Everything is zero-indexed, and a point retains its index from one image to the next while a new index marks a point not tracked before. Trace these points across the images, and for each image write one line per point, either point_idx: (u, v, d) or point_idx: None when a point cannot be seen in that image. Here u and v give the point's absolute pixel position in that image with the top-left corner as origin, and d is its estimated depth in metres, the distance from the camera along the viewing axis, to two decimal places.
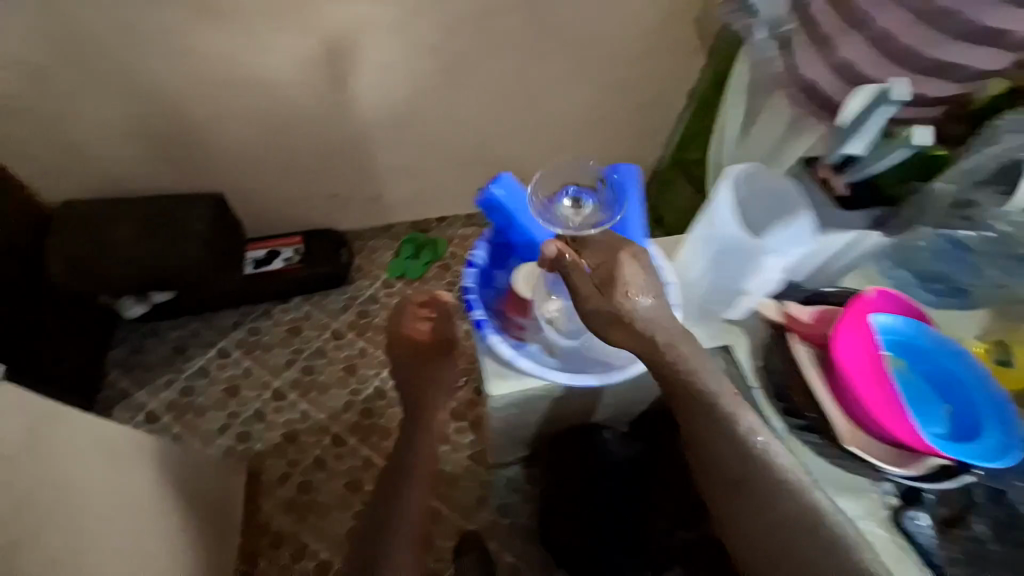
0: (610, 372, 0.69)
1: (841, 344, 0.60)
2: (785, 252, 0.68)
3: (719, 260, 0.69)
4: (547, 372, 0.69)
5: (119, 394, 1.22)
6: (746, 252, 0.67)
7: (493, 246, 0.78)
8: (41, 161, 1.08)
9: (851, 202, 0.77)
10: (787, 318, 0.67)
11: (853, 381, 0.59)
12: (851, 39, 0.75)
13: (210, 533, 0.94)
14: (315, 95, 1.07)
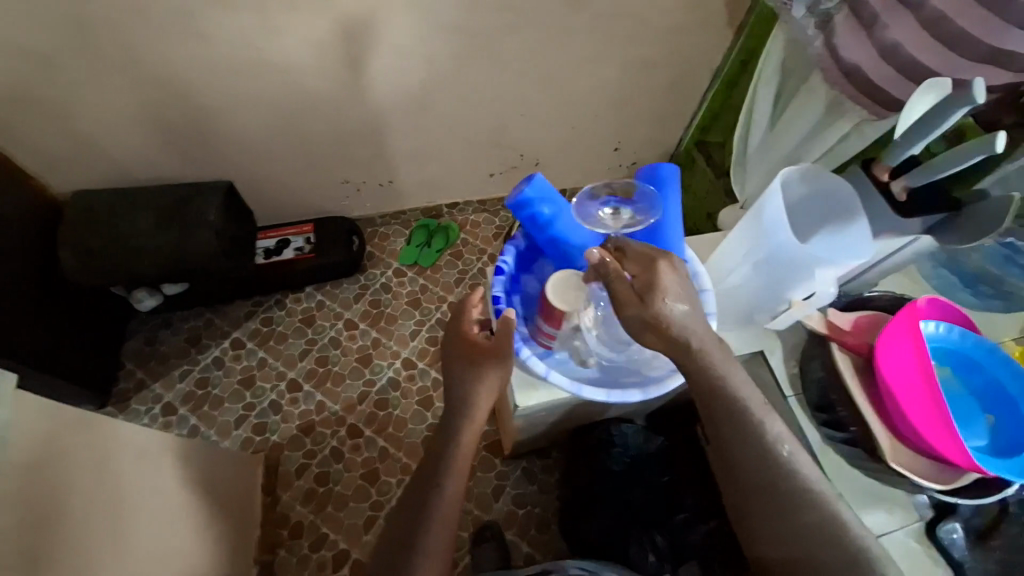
0: (649, 389, 0.66)
1: (884, 357, 0.61)
2: (836, 261, 0.67)
3: (762, 263, 0.72)
4: (581, 388, 0.66)
5: (136, 386, 1.23)
6: (787, 258, 0.68)
7: (522, 250, 0.75)
8: (44, 151, 1.04)
9: (911, 208, 0.63)
10: (830, 327, 0.67)
11: (895, 392, 0.60)
12: (903, 19, 0.68)
13: (227, 526, 0.95)
14: (329, 80, 1.02)
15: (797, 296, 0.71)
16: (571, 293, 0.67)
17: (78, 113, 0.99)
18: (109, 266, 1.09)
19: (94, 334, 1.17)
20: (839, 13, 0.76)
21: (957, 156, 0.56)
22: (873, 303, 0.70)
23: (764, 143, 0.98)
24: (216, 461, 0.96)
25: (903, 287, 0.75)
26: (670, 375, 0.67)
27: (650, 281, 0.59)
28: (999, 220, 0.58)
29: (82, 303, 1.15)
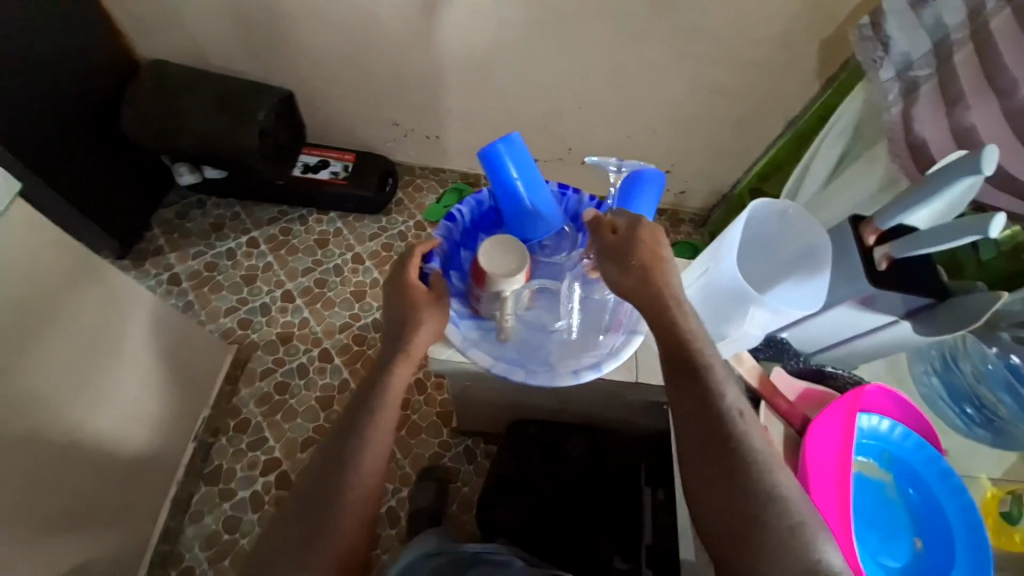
0: (533, 376, 0.60)
1: (814, 432, 0.53)
2: (784, 310, 0.56)
3: (708, 297, 0.60)
4: (469, 348, 0.62)
5: (154, 250, 1.32)
6: (732, 293, 0.57)
7: (485, 210, 0.72)
8: (141, 15, 1.13)
9: (887, 279, 0.52)
10: (764, 387, 0.58)
11: (807, 471, 0.51)
12: (987, 105, 0.62)
13: (177, 394, 1.00)
14: (402, 18, 1.04)
15: (731, 335, 0.60)
16: (502, 257, 0.59)
17: None
18: (160, 133, 1.16)
19: (135, 191, 1.27)
20: (926, 84, 0.69)
21: (947, 230, 0.46)
22: (832, 381, 0.60)
23: (815, 201, 0.92)
24: (188, 334, 1.02)
25: (885, 381, 0.66)
26: (566, 375, 0.60)
27: (626, 245, 0.55)
28: (978, 316, 0.51)
29: (133, 160, 1.25)
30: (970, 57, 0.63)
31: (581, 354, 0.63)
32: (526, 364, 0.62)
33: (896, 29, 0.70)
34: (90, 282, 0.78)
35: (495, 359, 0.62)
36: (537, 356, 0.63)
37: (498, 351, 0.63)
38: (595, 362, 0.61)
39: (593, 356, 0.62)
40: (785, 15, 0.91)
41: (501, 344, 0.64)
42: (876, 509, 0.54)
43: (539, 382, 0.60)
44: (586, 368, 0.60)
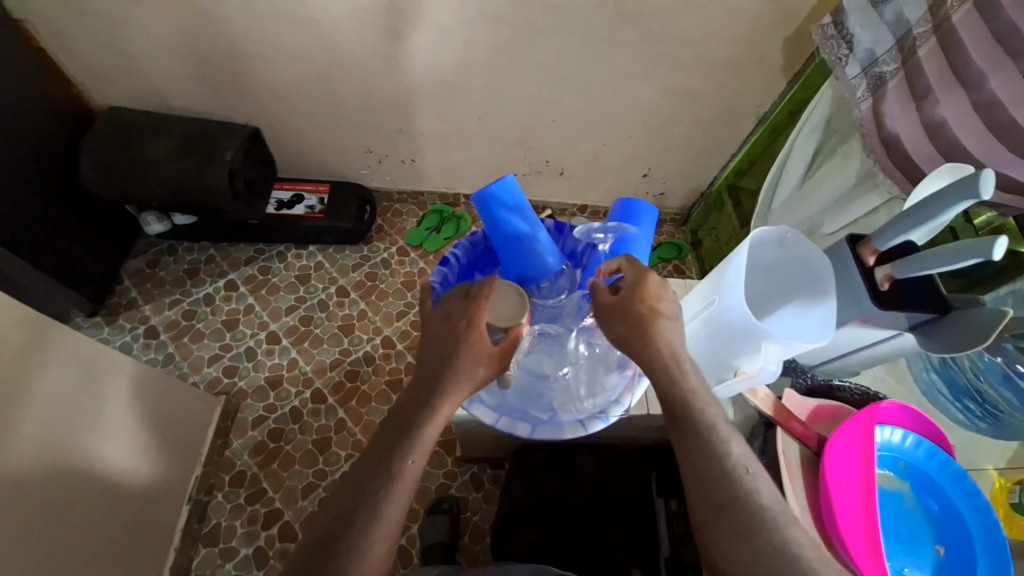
0: (538, 431, 0.58)
1: (833, 453, 0.53)
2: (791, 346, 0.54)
3: (711, 330, 0.59)
4: (471, 403, 0.60)
5: (127, 303, 1.27)
6: (735, 327, 0.55)
7: (480, 249, 0.71)
8: (91, 63, 1.08)
9: (894, 299, 0.52)
10: (778, 413, 0.58)
11: (831, 495, 0.52)
12: (956, 98, 0.63)
13: (165, 456, 0.96)
14: (367, 47, 1.02)
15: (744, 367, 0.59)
16: (505, 306, 0.58)
17: (125, 33, 1.02)
18: (122, 184, 1.12)
19: (101, 244, 1.22)
20: (892, 79, 0.70)
21: (948, 254, 0.46)
22: (840, 394, 0.62)
23: (792, 199, 0.92)
24: (171, 392, 0.98)
25: (886, 385, 0.69)
26: (570, 427, 0.59)
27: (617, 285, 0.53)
28: (989, 334, 0.48)
29: (95, 213, 1.19)
30: (935, 52, 0.64)
31: (584, 400, 0.61)
32: (528, 416, 0.61)
33: (859, 25, 0.70)
34: (59, 355, 0.74)
35: (498, 413, 0.60)
36: (537, 401, 0.62)
37: (499, 402, 0.62)
38: (600, 411, 0.59)
39: (598, 401, 0.61)
40: (749, 16, 0.91)
41: (502, 393, 0.62)
42: (897, 519, 0.56)
43: (544, 433, 0.59)
44: (592, 417, 0.59)
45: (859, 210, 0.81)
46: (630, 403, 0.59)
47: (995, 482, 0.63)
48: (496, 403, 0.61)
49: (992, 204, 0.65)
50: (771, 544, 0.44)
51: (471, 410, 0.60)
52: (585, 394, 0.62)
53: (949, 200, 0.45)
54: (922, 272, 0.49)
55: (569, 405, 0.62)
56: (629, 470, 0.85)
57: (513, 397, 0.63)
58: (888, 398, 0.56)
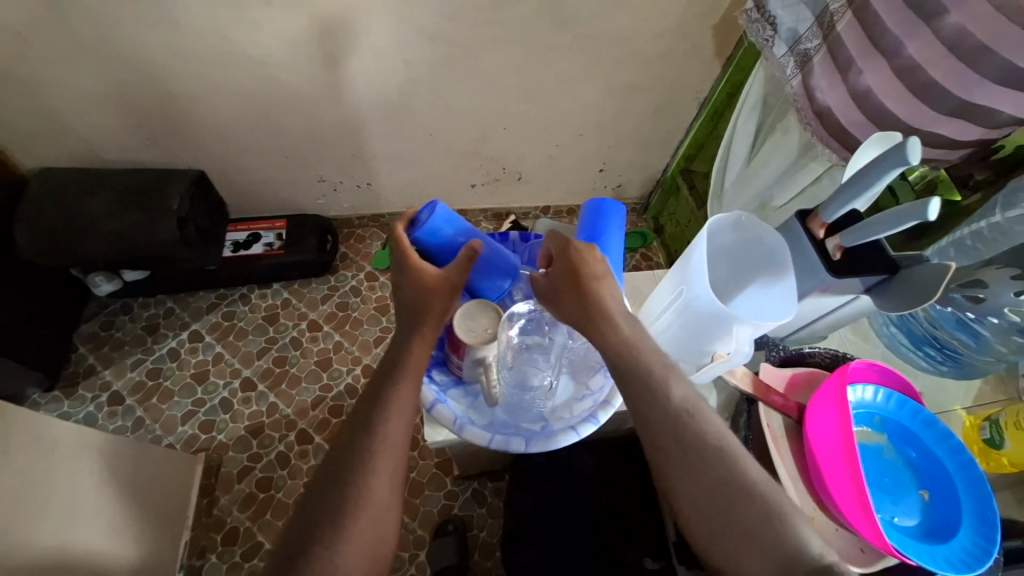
0: (532, 445, 0.59)
1: (814, 419, 0.55)
2: (763, 324, 0.56)
3: (685, 319, 0.61)
4: (461, 426, 0.60)
5: (85, 371, 1.20)
6: (708, 314, 0.57)
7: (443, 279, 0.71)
8: (12, 126, 1.02)
9: (844, 268, 0.55)
10: (757, 388, 0.60)
11: (817, 458, 0.54)
12: (877, 66, 0.67)
13: (150, 527, 0.91)
14: (307, 77, 1.00)
15: (722, 351, 0.60)
16: (479, 324, 0.60)
17: (47, 91, 0.97)
18: (65, 247, 1.06)
19: (49, 313, 1.15)
20: (817, 54, 0.74)
21: (888, 220, 0.49)
22: (811, 359, 0.65)
23: (740, 180, 0.97)
24: (146, 459, 0.93)
25: (849, 342, 0.74)
26: (563, 434, 0.60)
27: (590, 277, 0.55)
28: (933, 291, 0.51)
29: (39, 282, 1.13)
30: (852, 24, 0.68)
31: (572, 407, 0.63)
32: (521, 430, 0.61)
33: (779, 7, 0.75)
34: (22, 440, 0.69)
35: (490, 433, 0.60)
36: (529, 411, 0.63)
37: (491, 421, 0.62)
38: (590, 414, 0.60)
39: (587, 404, 0.62)
40: (678, 6, 0.94)
41: (492, 410, 0.63)
42: (882, 472, 0.59)
43: (538, 445, 0.59)
44: (583, 421, 0.60)
45: (803, 181, 0.85)
46: (617, 403, 0.61)
47: (965, 421, 0.68)
48: (486, 421, 0.62)
49: (924, 160, 0.69)
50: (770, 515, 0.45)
51: (462, 433, 0.60)
52: (571, 403, 0.63)
53: (879, 172, 0.47)
54: (868, 237, 0.52)
55: (560, 413, 0.63)
56: (624, 459, 0.86)
57: (503, 412, 0.63)
58: (856, 357, 0.60)
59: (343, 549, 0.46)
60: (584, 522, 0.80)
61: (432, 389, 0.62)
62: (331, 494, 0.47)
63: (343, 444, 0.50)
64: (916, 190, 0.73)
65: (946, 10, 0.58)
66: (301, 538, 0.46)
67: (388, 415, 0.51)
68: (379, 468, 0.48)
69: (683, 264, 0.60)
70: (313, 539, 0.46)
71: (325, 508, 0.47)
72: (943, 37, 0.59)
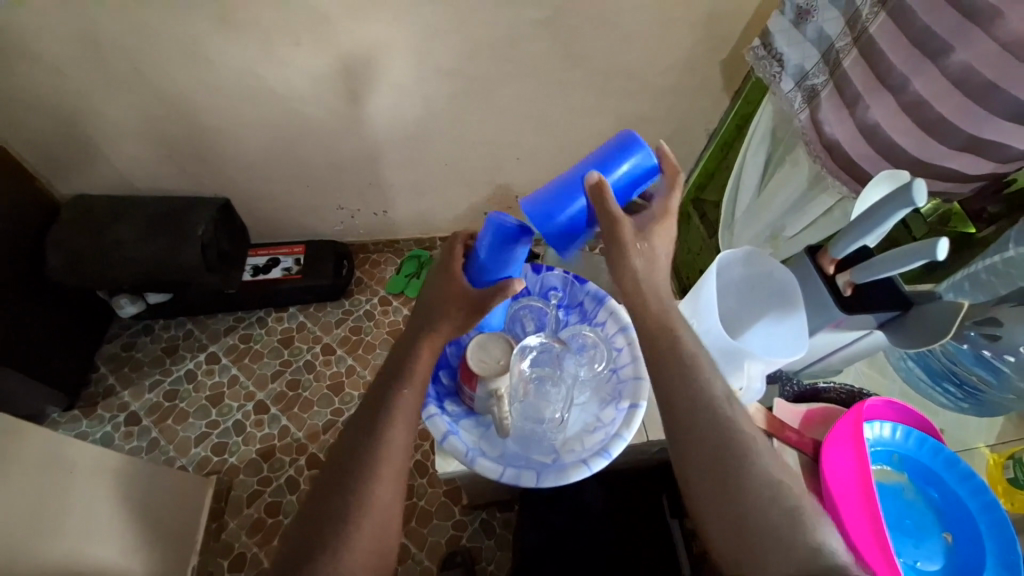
0: (543, 478, 0.58)
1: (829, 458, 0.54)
2: (772, 362, 0.56)
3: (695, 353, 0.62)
4: (473, 458, 0.60)
5: (105, 390, 1.23)
6: (716, 350, 0.57)
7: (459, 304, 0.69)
8: (53, 155, 1.09)
9: (855, 305, 0.55)
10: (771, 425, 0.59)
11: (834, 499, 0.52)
12: (883, 102, 0.68)
13: (159, 550, 0.91)
14: (329, 110, 1.04)
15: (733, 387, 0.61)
16: (491, 357, 0.61)
17: (87, 123, 1.03)
18: (93, 271, 1.10)
19: (73, 333, 1.19)
20: (824, 89, 0.75)
21: (897, 258, 0.49)
22: (827, 395, 0.64)
23: (752, 210, 0.95)
24: (158, 480, 0.94)
25: (865, 377, 0.73)
26: (575, 468, 0.59)
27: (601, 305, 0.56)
28: (948, 327, 0.51)
29: (66, 303, 1.17)
30: (857, 62, 0.70)
31: (585, 439, 0.62)
32: (532, 462, 0.60)
33: (785, 45, 0.77)
34: (41, 458, 0.71)
35: (502, 466, 0.59)
36: (541, 441, 0.63)
37: (502, 453, 0.62)
38: (602, 448, 0.60)
39: (599, 437, 0.62)
40: (686, 43, 0.97)
41: (503, 442, 0.62)
42: (902, 514, 0.57)
43: (550, 479, 0.58)
44: (595, 455, 0.59)
45: (812, 214, 0.86)
46: (630, 435, 0.60)
47: (990, 458, 0.66)
48: (496, 453, 0.61)
49: (936, 194, 0.70)
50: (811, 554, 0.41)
51: (473, 466, 0.60)
52: (583, 435, 0.63)
53: (887, 211, 0.48)
54: (880, 275, 0.52)
55: (571, 445, 0.62)
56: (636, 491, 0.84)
57: (514, 444, 0.62)
58: (872, 394, 0.58)
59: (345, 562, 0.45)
60: (594, 558, 0.77)
61: (443, 421, 0.62)
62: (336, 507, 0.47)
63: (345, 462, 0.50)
64: (930, 223, 0.74)
65: (950, 49, 0.59)
66: (301, 549, 0.46)
67: (393, 430, 0.51)
68: (382, 480, 0.49)
69: (694, 298, 0.61)
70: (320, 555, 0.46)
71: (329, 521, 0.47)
72: (949, 74, 0.60)
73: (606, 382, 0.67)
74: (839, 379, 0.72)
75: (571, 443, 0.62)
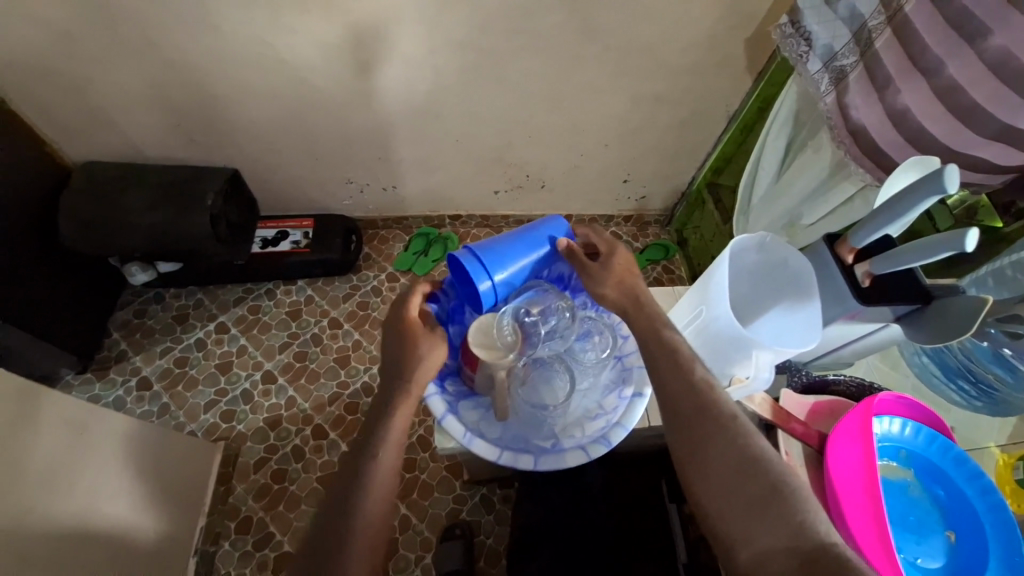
0: (541, 462, 0.58)
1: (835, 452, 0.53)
2: (785, 350, 0.54)
3: (705, 338, 0.61)
4: (469, 439, 0.59)
5: (117, 356, 1.25)
6: (727, 335, 0.56)
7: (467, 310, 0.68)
8: (61, 121, 1.08)
9: (873, 297, 0.53)
10: (776, 415, 0.59)
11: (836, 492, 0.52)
12: (915, 86, 0.65)
13: (168, 509, 0.94)
14: (339, 82, 1.02)
15: (741, 375, 0.60)
16: (490, 339, 0.62)
17: (96, 89, 1.02)
18: (103, 238, 1.10)
19: (86, 299, 1.20)
20: (853, 71, 0.72)
21: (920, 250, 0.47)
22: (835, 387, 0.63)
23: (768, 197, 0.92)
24: (168, 444, 0.96)
25: (877, 372, 0.72)
26: (573, 453, 0.59)
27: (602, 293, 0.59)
28: (970, 324, 0.49)
29: (79, 269, 1.18)
30: (891, 42, 0.66)
31: (586, 426, 0.62)
32: (531, 445, 0.60)
33: (815, 23, 0.73)
34: (55, 420, 0.72)
35: (499, 448, 0.59)
36: (538, 425, 0.63)
37: (501, 434, 0.61)
38: (602, 435, 0.60)
39: (599, 425, 0.62)
40: (709, 20, 0.93)
41: (502, 424, 0.62)
42: (907, 510, 0.56)
43: (547, 462, 0.58)
44: (594, 442, 0.59)
45: (829, 204, 0.83)
46: (630, 425, 0.60)
47: (999, 458, 0.65)
48: (494, 436, 0.61)
49: (965, 185, 0.68)
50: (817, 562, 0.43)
51: (469, 447, 0.59)
52: (584, 423, 0.63)
53: (914, 200, 0.46)
54: (899, 266, 0.50)
55: (571, 430, 0.62)
56: (637, 476, 0.84)
57: (513, 427, 0.63)
58: (885, 389, 0.57)
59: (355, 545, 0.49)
60: (592, 536, 0.78)
61: (441, 402, 0.62)
62: (354, 490, 0.51)
63: None
64: (956, 215, 0.72)
65: (990, 31, 0.56)
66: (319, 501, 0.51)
67: None
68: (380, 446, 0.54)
69: (706, 281, 0.60)
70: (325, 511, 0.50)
71: (349, 502, 0.51)
72: (987, 59, 0.57)
73: (608, 371, 0.66)
74: (849, 373, 0.71)
75: (569, 428, 0.62)
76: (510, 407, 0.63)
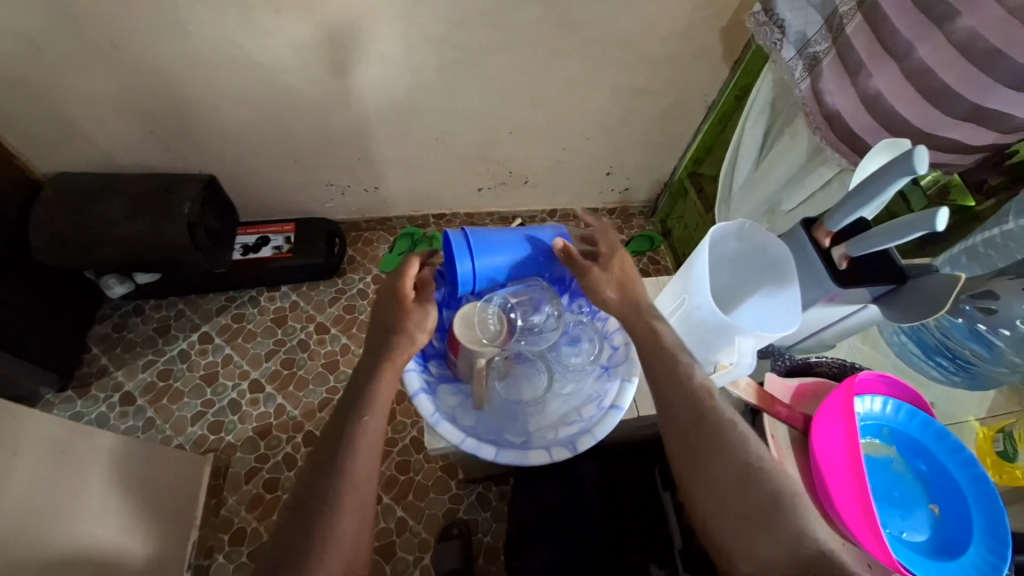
0: (503, 454, 0.56)
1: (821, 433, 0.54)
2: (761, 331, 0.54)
3: (686, 321, 0.61)
4: (437, 420, 0.57)
5: (98, 371, 1.22)
6: (704, 312, 0.57)
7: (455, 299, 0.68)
8: (27, 133, 1.05)
9: (851, 278, 0.54)
10: (761, 400, 0.59)
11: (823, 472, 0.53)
12: (886, 70, 0.66)
13: (157, 525, 0.92)
14: (314, 82, 1.00)
15: (725, 361, 0.60)
16: (475, 329, 0.63)
17: (62, 98, 0.99)
18: (76, 251, 1.07)
19: (62, 315, 1.17)
20: (826, 57, 0.73)
21: (894, 230, 0.48)
22: (818, 369, 0.64)
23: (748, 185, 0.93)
24: (154, 459, 0.94)
25: (859, 352, 0.73)
26: (538, 452, 0.57)
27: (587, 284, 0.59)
28: (943, 301, 0.50)
29: (53, 284, 1.15)
30: (862, 28, 0.67)
31: (560, 429, 0.61)
32: (500, 440, 0.59)
33: (787, 10, 0.74)
34: (34, 440, 0.70)
35: (464, 434, 0.57)
36: (514, 425, 0.62)
37: (473, 426, 0.60)
38: (571, 439, 0.58)
39: (571, 428, 0.60)
40: (685, 10, 0.93)
41: (475, 418, 0.61)
42: (891, 486, 0.58)
43: (508, 457, 0.56)
44: (560, 445, 0.58)
45: (807, 190, 0.84)
46: (599, 434, 0.58)
47: (979, 431, 0.67)
48: (466, 425, 0.60)
49: (937, 166, 0.69)
50: (809, 544, 0.43)
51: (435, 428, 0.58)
52: (556, 427, 0.61)
53: (887, 180, 0.46)
54: (874, 247, 0.51)
55: (544, 432, 0.61)
56: (630, 466, 0.84)
57: (486, 423, 0.61)
58: (865, 368, 0.58)
59: (331, 555, 0.47)
60: (589, 528, 0.78)
61: (418, 379, 0.60)
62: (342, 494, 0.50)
63: (353, 440, 0.51)
64: (930, 195, 0.73)
65: (957, 13, 0.57)
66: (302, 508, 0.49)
67: None
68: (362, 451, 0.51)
69: (688, 265, 0.61)
70: (307, 519, 0.48)
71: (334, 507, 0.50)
72: (955, 41, 0.58)
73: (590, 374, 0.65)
74: (831, 354, 0.73)
75: (541, 430, 0.61)
76: (486, 398, 0.63)
